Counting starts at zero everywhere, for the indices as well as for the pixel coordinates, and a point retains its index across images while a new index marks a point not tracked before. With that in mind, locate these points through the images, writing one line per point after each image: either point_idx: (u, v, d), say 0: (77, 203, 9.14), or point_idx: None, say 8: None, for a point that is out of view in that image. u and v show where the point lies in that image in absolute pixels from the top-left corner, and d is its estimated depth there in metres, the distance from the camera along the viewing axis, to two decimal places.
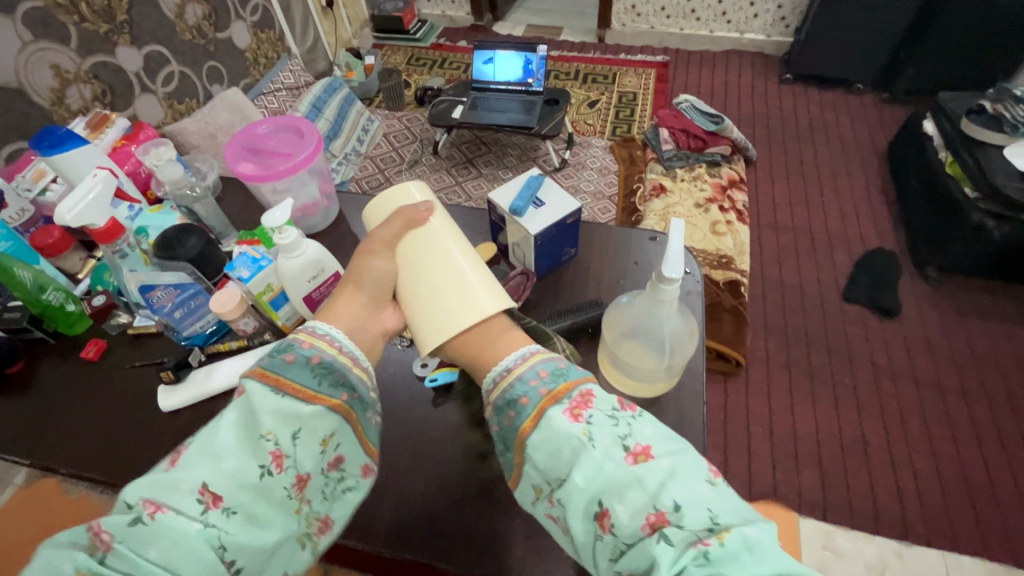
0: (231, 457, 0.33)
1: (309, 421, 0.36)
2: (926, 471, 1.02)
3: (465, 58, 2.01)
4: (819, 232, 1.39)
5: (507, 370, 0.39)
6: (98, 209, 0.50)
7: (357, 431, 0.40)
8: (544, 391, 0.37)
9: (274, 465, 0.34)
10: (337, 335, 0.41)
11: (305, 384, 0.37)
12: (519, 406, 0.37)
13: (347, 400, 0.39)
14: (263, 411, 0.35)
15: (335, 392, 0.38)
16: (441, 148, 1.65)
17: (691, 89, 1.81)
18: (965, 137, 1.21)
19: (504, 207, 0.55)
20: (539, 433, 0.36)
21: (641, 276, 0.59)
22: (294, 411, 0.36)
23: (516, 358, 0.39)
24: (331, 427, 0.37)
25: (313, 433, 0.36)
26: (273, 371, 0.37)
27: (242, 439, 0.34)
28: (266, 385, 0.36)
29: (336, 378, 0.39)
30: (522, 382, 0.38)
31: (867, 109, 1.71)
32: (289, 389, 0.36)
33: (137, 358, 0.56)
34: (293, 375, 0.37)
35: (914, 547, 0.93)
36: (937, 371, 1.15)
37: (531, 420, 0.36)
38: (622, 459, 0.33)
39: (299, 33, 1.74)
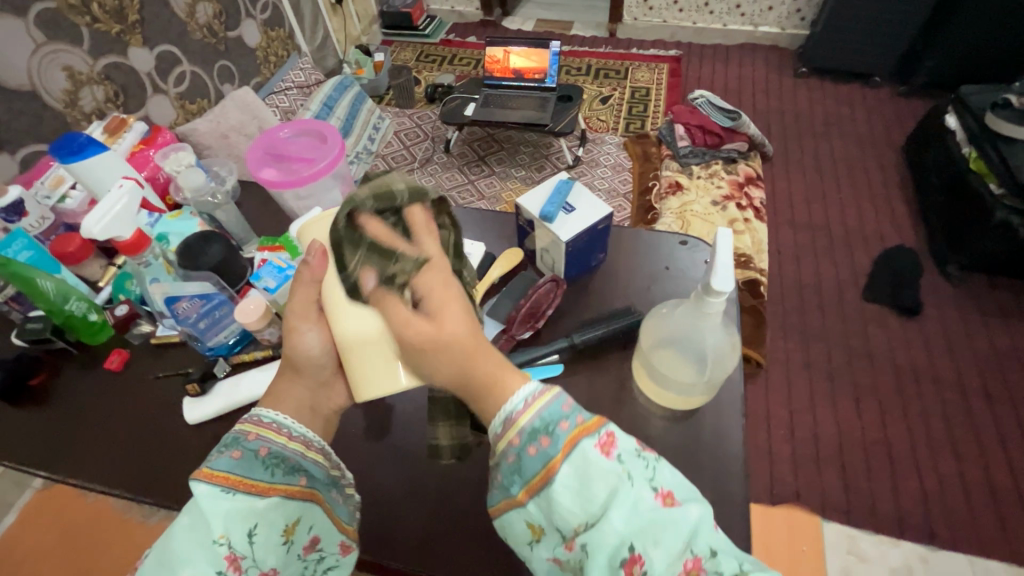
0: (185, 569, 0.32)
1: (267, 515, 0.36)
2: (951, 472, 1.00)
3: (475, 54, 1.99)
4: (838, 230, 1.37)
5: (509, 419, 0.32)
6: (126, 222, 0.53)
7: (323, 512, 0.40)
8: (557, 439, 0.32)
9: (232, 571, 0.33)
10: (288, 424, 0.39)
11: (257, 478, 0.37)
12: (539, 449, 0.32)
13: (301, 484, 0.39)
14: (219, 519, 0.34)
15: (291, 479, 0.38)
16: (453, 147, 1.63)
17: (704, 83, 1.78)
18: (988, 132, 1.18)
19: (533, 212, 0.54)
20: (568, 473, 0.31)
21: (672, 282, 0.57)
22: (251, 508, 0.35)
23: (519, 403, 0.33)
24: (292, 516, 0.37)
25: (273, 526, 0.36)
26: (222, 471, 0.36)
27: (193, 546, 0.33)
28: (217, 487, 0.35)
29: (290, 466, 0.38)
30: (530, 427, 0.32)
31: (884, 102, 1.68)
32: (243, 486, 0.36)
33: (160, 369, 0.55)
34: (244, 472, 0.36)
35: (940, 552, 0.92)
36: (960, 370, 1.12)
37: (543, 471, 0.32)
38: (653, 500, 0.31)
39: (309, 31, 1.72)
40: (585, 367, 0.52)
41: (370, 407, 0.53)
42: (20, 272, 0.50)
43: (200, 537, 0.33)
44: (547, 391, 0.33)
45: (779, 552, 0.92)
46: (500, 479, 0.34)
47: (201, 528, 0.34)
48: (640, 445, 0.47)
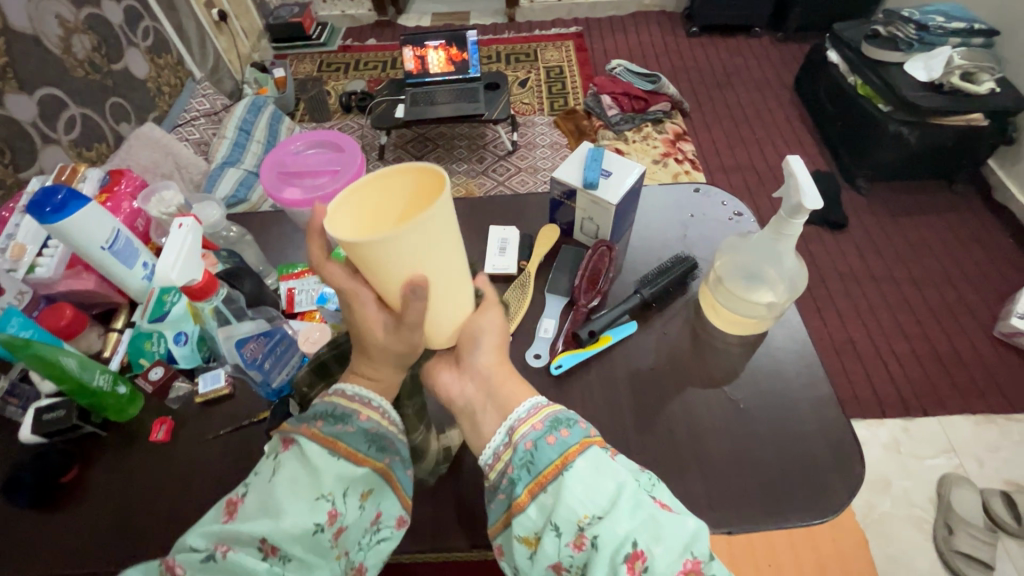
0: (291, 513, 0.33)
1: (358, 482, 0.36)
2: (904, 352, 1.16)
3: (381, 56, 1.93)
4: (762, 167, 1.51)
5: (532, 409, 0.36)
6: (194, 260, 0.50)
7: (397, 490, 0.39)
8: (576, 432, 0.35)
9: (328, 528, 0.34)
10: (381, 404, 0.39)
11: (357, 449, 0.37)
12: (556, 440, 0.34)
13: (389, 462, 0.38)
14: (325, 477, 0.34)
15: (381, 455, 0.38)
16: (387, 152, 1.58)
17: (611, 54, 1.87)
18: (867, 60, 1.35)
19: (575, 183, 0.55)
20: (582, 467, 0.33)
21: (701, 226, 0.61)
22: (347, 472, 0.36)
23: (537, 401, 0.37)
24: (375, 489, 0.37)
25: (360, 495, 0.36)
26: (329, 436, 0.36)
27: (298, 495, 0.34)
28: (320, 448, 0.36)
29: (383, 444, 0.38)
30: (555, 418, 0.35)
31: (768, 49, 1.86)
32: (343, 453, 0.36)
33: (219, 426, 0.49)
34: (350, 441, 0.37)
35: (915, 420, 1.07)
36: (888, 266, 1.30)
37: (557, 460, 0.33)
38: (656, 502, 0.33)
39: (199, 53, 1.57)
40: (655, 319, 0.54)
41: None
42: (42, 354, 0.42)
43: (305, 490, 0.34)
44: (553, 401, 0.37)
45: None
46: (507, 475, 0.34)
47: (307, 482, 0.34)
48: (731, 375, 0.50)
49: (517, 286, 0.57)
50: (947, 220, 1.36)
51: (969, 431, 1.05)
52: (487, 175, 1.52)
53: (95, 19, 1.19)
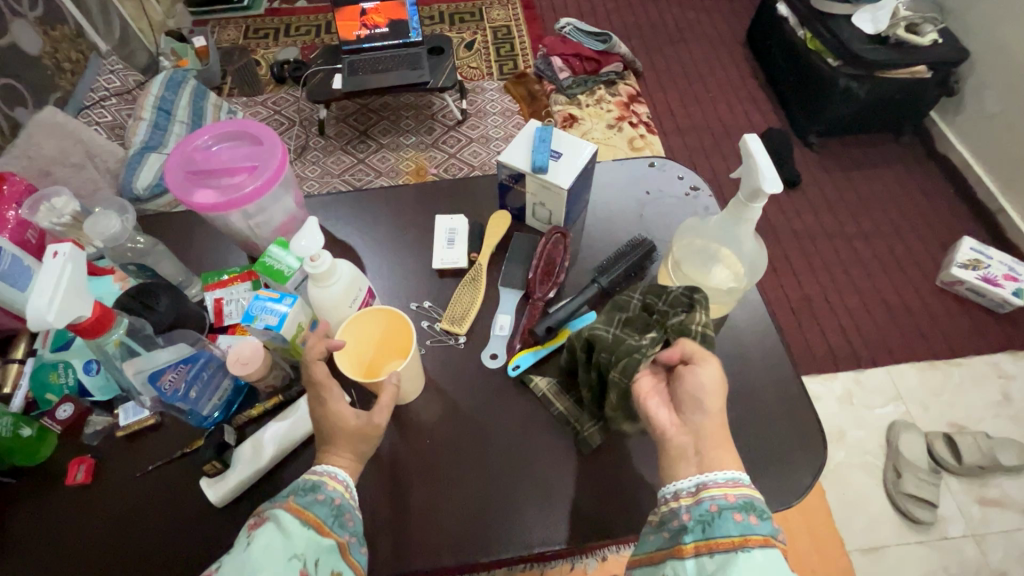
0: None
1: (325, 551, 0.33)
2: (856, 306, 1.19)
3: (312, 19, 1.78)
4: (717, 127, 1.49)
5: (732, 479, 0.34)
6: (81, 294, 0.36)
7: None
8: (765, 524, 0.32)
9: None
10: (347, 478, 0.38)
11: (324, 521, 0.34)
12: (741, 519, 0.32)
13: (350, 536, 0.36)
14: (300, 535, 0.32)
15: (342, 530, 0.35)
16: (327, 127, 1.48)
17: (559, 11, 1.78)
18: (817, 13, 1.33)
19: (522, 167, 0.51)
20: (759, 557, 0.30)
21: (657, 204, 0.59)
22: (316, 539, 0.33)
23: (735, 477, 0.34)
24: (336, 567, 0.34)
25: (326, 568, 0.33)
26: (298, 506, 0.34)
27: (279, 548, 0.31)
28: (292, 518, 0.33)
29: (343, 517, 0.36)
30: (749, 500, 0.32)
31: (718, 2, 1.82)
32: (312, 522, 0.34)
33: (148, 460, 0.45)
34: (318, 510, 0.35)
35: (867, 371, 1.11)
36: (839, 221, 1.31)
37: (734, 538, 0.31)
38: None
39: (102, 23, 1.39)
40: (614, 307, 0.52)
41: (418, 415, 0.48)
42: None
43: (281, 553, 0.31)
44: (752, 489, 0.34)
45: None
46: (681, 520, 0.33)
47: (278, 546, 0.31)
48: None
49: (467, 281, 0.53)
50: (893, 172, 1.39)
51: (915, 378, 1.10)
52: (437, 147, 1.44)
53: None
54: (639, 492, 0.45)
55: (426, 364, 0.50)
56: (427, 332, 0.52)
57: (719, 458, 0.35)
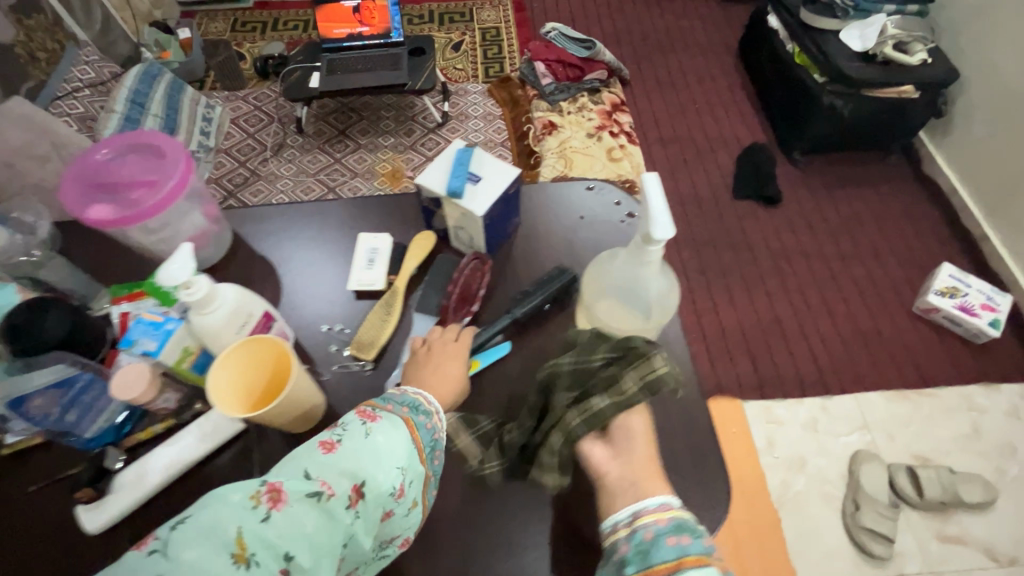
0: (383, 474, 0.34)
1: (416, 476, 0.37)
2: (828, 330, 1.17)
3: (300, 14, 1.77)
4: (701, 139, 1.46)
5: (644, 513, 0.35)
6: None
7: (427, 499, 0.39)
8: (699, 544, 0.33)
9: (397, 496, 0.35)
10: (437, 405, 0.42)
11: (426, 445, 0.39)
12: (676, 542, 0.33)
13: (432, 471, 0.40)
14: (405, 454, 0.36)
15: (431, 460, 0.39)
16: (305, 125, 1.46)
17: (550, 14, 1.76)
18: (805, 27, 1.30)
19: (439, 190, 0.49)
20: None
21: (590, 230, 0.57)
22: (414, 463, 0.37)
23: (664, 504, 0.35)
24: (416, 494, 0.38)
25: (413, 491, 0.37)
26: (415, 423, 0.39)
27: (390, 461, 0.35)
28: (410, 432, 0.38)
29: (434, 449, 0.40)
30: (681, 523, 0.34)
31: (713, 10, 1.78)
32: (419, 442, 0.38)
33: (29, 482, 0.43)
34: (423, 434, 0.39)
35: (834, 398, 1.08)
36: (818, 242, 1.29)
37: (672, 561, 0.32)
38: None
39: (82, 13, 1.38)
40: (531, 339, 0.50)
41: None
42: None
43: (398, 456, 0.36)
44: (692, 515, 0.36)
45: None
46: (620, 554, 0.34)
47: (402, 452, 0.36)
48: None
49: (382, 305, 0.51)
50: (877, 193, 1.36)
51: (883, 407, 1.07)
52: (415, 150, 1.43)
53: None
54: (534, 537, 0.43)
55: (330, 391, 0.48)
56: (336, 357, 0.49)
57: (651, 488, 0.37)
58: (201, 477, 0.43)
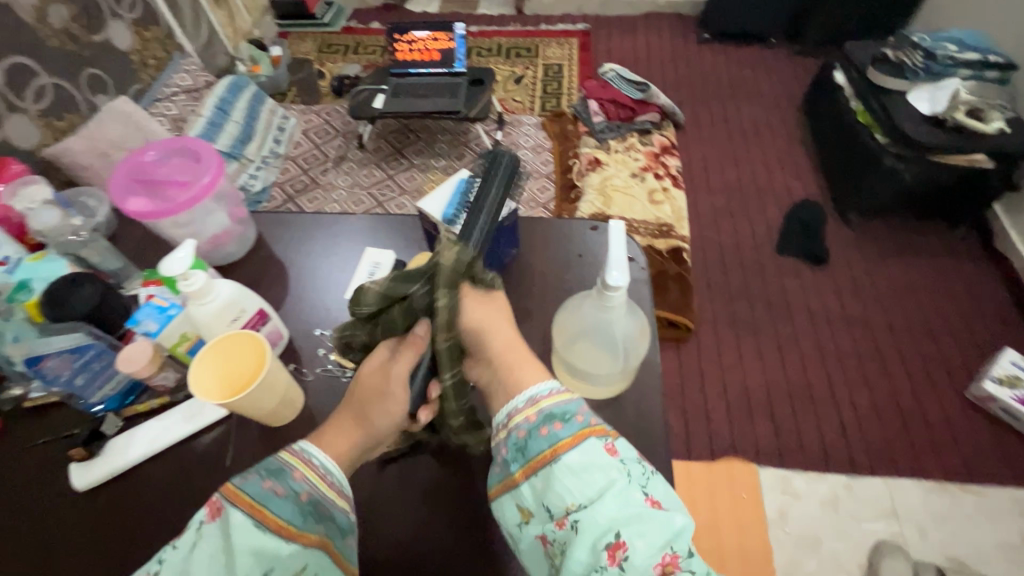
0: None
1: (282, 561, 0.35)
2: (863, 404, 1.09)
3: (380, 41, 1.91)
4: (750, 190, 1.43)
5: (532, 399, 0.40)
6: None
7: (339, 561, 0.38)
8: (571, 426, 0.38)
9: None
10: (314, 455, 0.40)
11: (289, 520, 0.36)
12: (549, 432, 0.38)
13: (325, 534, 0.38)
14: (245, 551, 0.34)
15: (315, 527, 0.37)
16: (367, 141, 1.57)
17: (613, 55, 1.80)
18: (871, 86, 1.26)
19: (436, 217, 0.51)
20: (574, 458, 0.37)
21: (585, 268, 0.57)
22: (272, 551, 0.35)
23: (543, 390, 0.40)
24: (306, 567, 0.36)
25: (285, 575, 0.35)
26: (261, 502, 0.36)
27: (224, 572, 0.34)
28: (249, 517, 0.35)
29: (315, 513, 0.38)
30: (551, 411, 0.39)
31: (782, 62, 1.75)
32: (273, 524, 0.35)
33: (42, 433, 0.49)
34: (279, 509, 0.36)
35: (860, 479, 1.00)
36: (865, 309, 1.21)
37: (547, 451, 0.37)
38: (641, 499, 0.36)
39: (191, 28, 1.56)
40: None
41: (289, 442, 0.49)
42: None
43: (225, 568, 0.34)
44: (564, 391, 0.41)
45: (721, 506, 0.97)
46: (503, 455, 0.39)
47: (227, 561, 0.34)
48: None
49: None
50: (937, 265, 1.27)
51: (916, 497, 0.98)
52: None
53: None
54: (472, 565, 0.43)
55: (309, 392, 0.50)
56: (322, 360, 0.52)
57: (520, 383, 0.41)
58: (181, 453, 0.47)
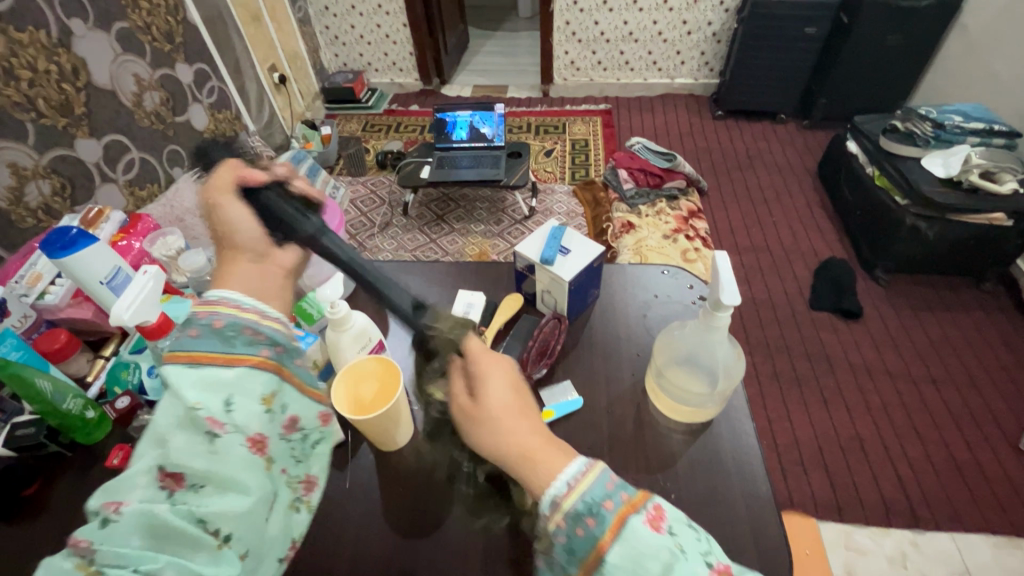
0: (176, 436, 0.31)
1: (237, 383, 0.33)
2: (917, 456, 1.08)
3: (420, 121, 2.09)
4: (777, 250, 1.50)
5: (559, 498, 0.31)
6: (154, 302, 0.46)
7: (295, 384, 0.37)
8: (608, 516, 0.31)
9: (218, 429, 0.31)
10: (236, 298, 0.37)
11: (220, 349, 0.34)
12: (585, 531, 0.31)
13: (271, 355, 0.36)
14: (189, 389, 0.32)
15: (254, 350, 0.35)
16: (410, 208, 1.68)
17: (635, 131, 1.95)
18: (886, 153, 1.36)
19: (533, 257, 0.59)
20: (620, 551, 0.30)
21: (664, 307, 0.62)
22: (216, 377, 0.33)
23: (572, 474, 0.32)
24: (269, 385, 0.35)
25: (248, 395, 0.33)
26: (183, 349, 0.34)
27: (179, 417, 0.32)
28: (180, 364, 0.33)
29: (250, 336, 0.35)
30: (579, 506, 0.31)
31: (792, 135, 1.90)
32: (207, 358, 0.33)
33: None
34: (206, 345, 0.34)
35: (925, 533, 0.97)
36: (905, 362, 1.23)
37: (589, 555, 0.30)
38: (709, 572, 0.30)
39: (255, 110, 1.70)
40: (603, 395, 0.54)
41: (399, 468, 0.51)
42: (18, 372, 0.47)
43: (177, 409, 0.32)
44: (594, 463, 0.33)
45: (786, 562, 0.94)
46: (548, 567, 0.32)
47: (177, 403, 0.32)
48: (669, 460, 0.49)
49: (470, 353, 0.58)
50: (969, 320, 1.31)
51: (986, 554, 0.95)
52: (502, 237, 1.57)
53: (167, 78, 1.23)
54: None
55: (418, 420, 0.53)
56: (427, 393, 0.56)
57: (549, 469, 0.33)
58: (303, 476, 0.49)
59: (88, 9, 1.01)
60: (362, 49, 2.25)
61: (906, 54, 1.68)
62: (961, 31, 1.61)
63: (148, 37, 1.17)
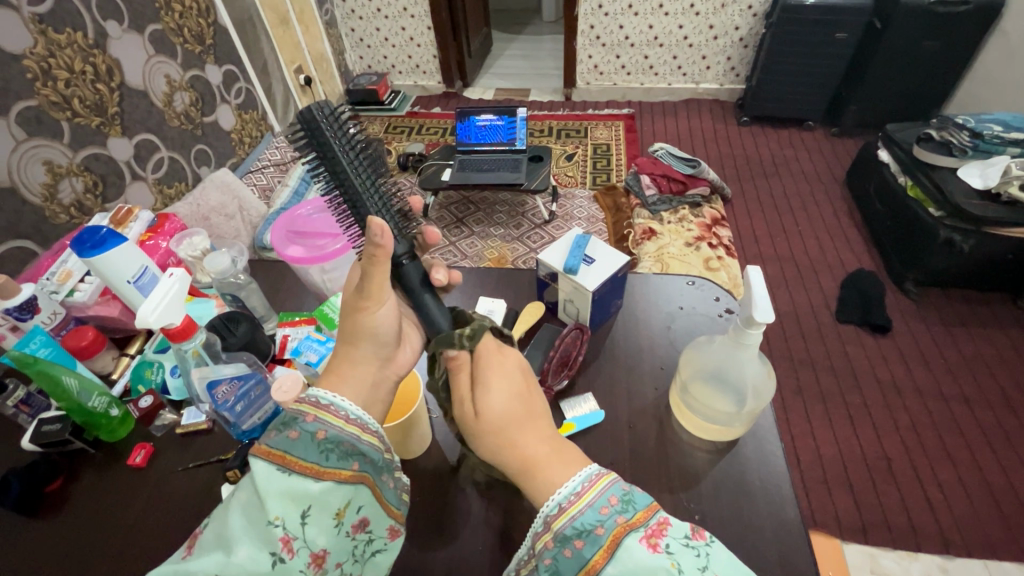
0: (244, 546, 0.31)
1: (319, 498, 0.33)
2: (949, 480, 1.03)
3: (443, 124, 2.10)
4: (803, 260, 1.46)
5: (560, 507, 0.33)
6: (179, 304, 0.46)
7: (377, 493, 0.37)
8: (596, 534, 0.32)
9: (286, 551, 0.31)
10: (343, 404, 0.37)
11: (312, 460, 0.34)
12: (573, 551, 0.32)
13: (362, 471, 0.36)
14: (273, 501, 0.32)
15: (345, 464, 0.35)
16: (431, 211, 1.69)
17: (657, 136, 1.93)
18: (919, 163, 1.32)
19: (556, 266, 0.58)
20: (613, 571, 0.31)
21: (688, 319, 0.61)
22: (303, 490, 0.33)
23: (574, 485, 0.34)
24: (346, 499, 0.35)
25: (325, 510, 0.34)
26: (279, 449, 0.33)
27: (254, 525, 0.32)
28: (272, 464, 0.33)
29: (346, 450, 0.35)
30: (566, 528, 0.32)
31: (821, 143, 1.86)
32: (299, 467, 0.33)
33: (190, 459, 0.52)
34: (298, 450, 0.34)
35: (956, 559, 0.93)
36: (936, 380, 1.19)
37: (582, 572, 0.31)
38: None
39: (281, 111, 1.72)
40: (625, 409, 0.53)
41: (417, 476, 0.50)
42: (48, 370, 0.48)
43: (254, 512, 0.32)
44: (594, 477, 0.35)
45: None
46: None
47: (259, 507, 0.32)
48: (691, 481, 0.47)
49: None
50: (1005, 338, 1.26)
51: None
52: (521, 241, 1.56)
53: (196, 79, 1.25)
54: None
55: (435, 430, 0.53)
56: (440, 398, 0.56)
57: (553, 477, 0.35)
58: None
59: (123, 11, 1.03)
60: (387, 52, 2.27)
61: (940, 61, 1.63)
62: (1000, 38, 1.56)
63: (180, 39, 1.19)
